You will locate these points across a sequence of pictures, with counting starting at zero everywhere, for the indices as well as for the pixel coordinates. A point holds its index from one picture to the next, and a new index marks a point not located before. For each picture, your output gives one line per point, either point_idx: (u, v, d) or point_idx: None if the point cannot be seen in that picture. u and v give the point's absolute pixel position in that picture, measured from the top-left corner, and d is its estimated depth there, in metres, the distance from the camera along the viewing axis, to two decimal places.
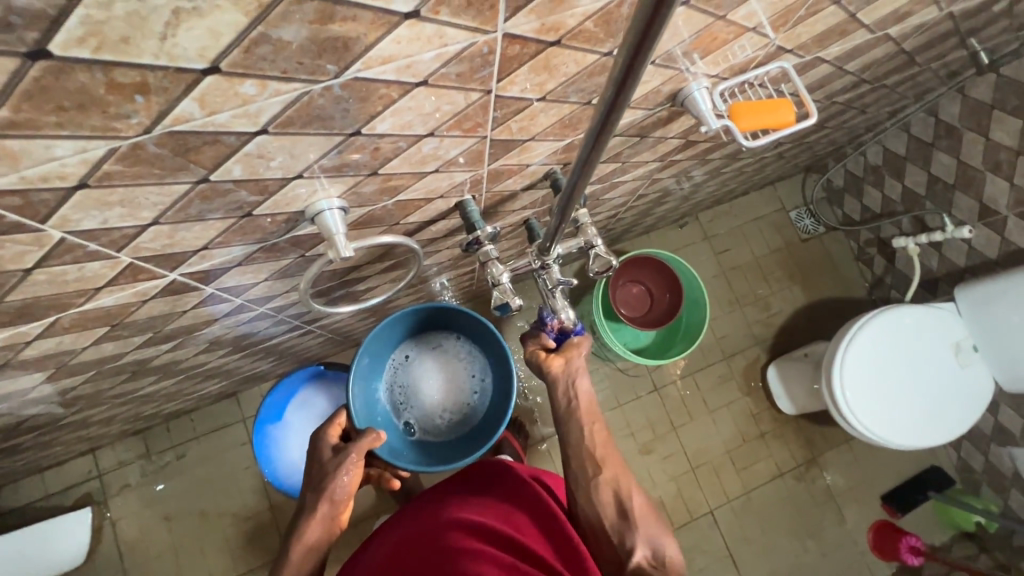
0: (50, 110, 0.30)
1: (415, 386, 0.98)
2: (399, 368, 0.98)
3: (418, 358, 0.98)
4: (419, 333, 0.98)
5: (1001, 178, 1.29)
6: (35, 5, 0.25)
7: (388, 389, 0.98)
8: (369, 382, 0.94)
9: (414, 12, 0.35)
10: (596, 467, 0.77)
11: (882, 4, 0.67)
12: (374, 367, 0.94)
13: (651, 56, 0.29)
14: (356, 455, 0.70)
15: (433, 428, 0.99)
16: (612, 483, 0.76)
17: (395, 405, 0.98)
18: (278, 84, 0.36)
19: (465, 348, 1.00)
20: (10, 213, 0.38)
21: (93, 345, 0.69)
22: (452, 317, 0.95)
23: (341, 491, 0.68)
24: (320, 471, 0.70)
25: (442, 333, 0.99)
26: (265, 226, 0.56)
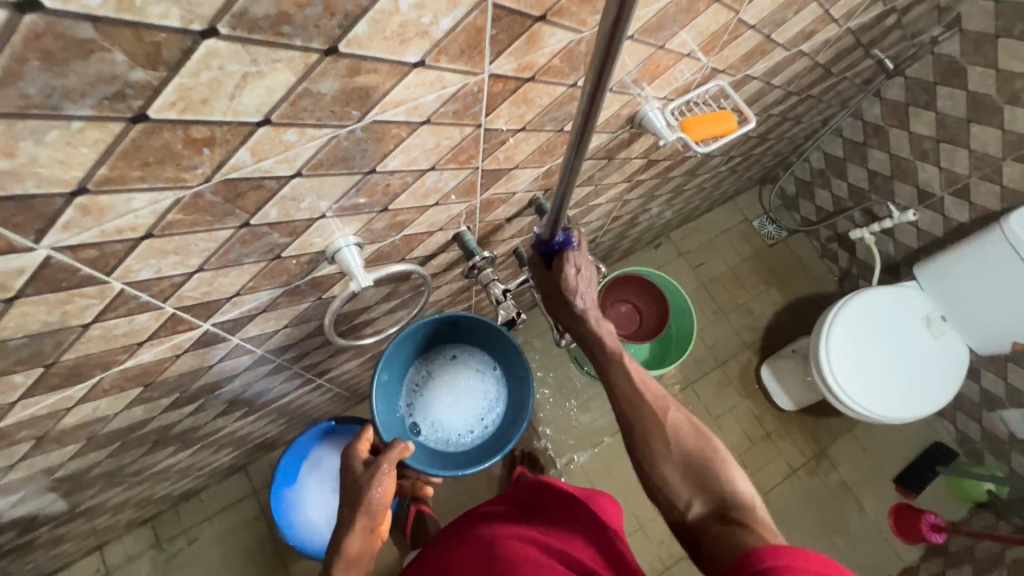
0: (137, 166, 0.37)
1: (440, 387, 1.01)
2: (438, 363, 1.03)
3: (458, 365, 1.03)
4: (471, 345, 1.03)
5: (930, 164, 1.44)
6: (145, 79, 0.32)
7: (421, 368, 1.02)
8: (415, 350, 0.99)
9: (421, 61, 0.43)
10: (645, 413, 0.65)
11: (790, 25, 0.80)
12: (416, 349, 1.00)
13: (615, 64, 0.37)
14: (387, 466, 0.70)
15: (428, 429, 1.00)
16: (671, 429, 0.64)
17: (415, 384, 1.01)
18: (314, 131, 0.43)
19: (496, 380, 1.04)
20: (85, 266, 0.43)
21: (124, 410, 0.73)
22: (500, 345, 1.00)
23: (378, 501, 0.68)
24: (355, 485, 0.70)
25: (485, 359, 1.04)
26: (291, 268, 0.63)
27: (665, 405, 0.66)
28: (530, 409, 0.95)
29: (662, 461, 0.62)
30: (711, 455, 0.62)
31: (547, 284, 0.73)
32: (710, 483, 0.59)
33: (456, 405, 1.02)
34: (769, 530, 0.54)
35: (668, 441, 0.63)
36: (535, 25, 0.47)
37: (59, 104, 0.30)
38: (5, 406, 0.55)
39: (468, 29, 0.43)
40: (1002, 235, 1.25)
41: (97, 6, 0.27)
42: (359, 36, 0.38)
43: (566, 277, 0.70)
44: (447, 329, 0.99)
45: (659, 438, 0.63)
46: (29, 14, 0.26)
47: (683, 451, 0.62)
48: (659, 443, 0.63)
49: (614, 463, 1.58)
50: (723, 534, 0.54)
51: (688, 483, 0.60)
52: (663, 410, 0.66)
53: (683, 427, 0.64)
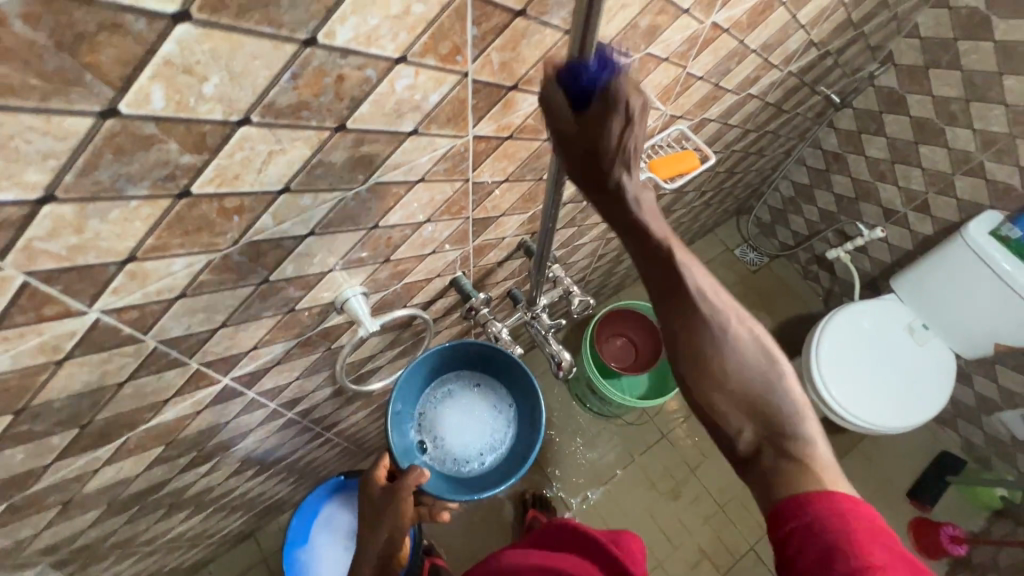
0: (179, 235, 0.44)
1: (454, 411, 1.02)
2: (459, 387, 1.04)
3: (479, 395, 1.04)
4: (494, 380, 1.05)
5: (890, 184, 1.54)
6: (192, 162, 0.39)
7: (445, 384, 1.03)
8: (447, 365, 1.00)
9: (414, 129, 0.51)
10: (701, 333, 0.53)
11: (735, 73, 0.90)
12: (443, 370, 1.01)
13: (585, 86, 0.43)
14: (406, 494, 0.80)
15: (430, 444, 1.00)
16: (733, 356, 0.53)
17: (434, 396, 1.02)
18: (326, 194, 0.50)
19: (507, 420, 1.05)
20: (126, 327, 0.49)
21: (145, 471, 0.75)
22: (520, 387, 1.02)
23: (398, 524, 0.80)
24: (378, 507, 0.82)
25: (502, 397, 1.05)
26: (304, 320, 0.68)
27: (727, 319, 0.54)
28: (535, 455, 0.95)
29: (719, 389, 0.53)
30: (772, 380, 0.54)
31: (571, 145, 0.42)
32: (771, 415, 0.53)
33: (463, 433, 1.02)
34: (827, 473, 0.52)
35: (726, 367, 0.53)
36: (509, 93, 0.55)
37: (122, 187, 0.37)
38: (39, 468, 0.59)
39: (453, 102, 0.51)
40: (964, 242, 1.33)
41: (160, 109, 0.34)
42: (363, 114, 0.45)
43: (611, 131, 0.40)
44: (477, 358, 1.00)
45: (718, 365, 0.53)
46: (110, 119, 0.33)
47: (738, 375, 0.53)
48: (716, 371, 0.53)
49: (626, 499, 1.57)
50: (779, 471, 0.52)
51: (744, 411, 0.53)
52: (724, 327, 0.53)
53: (745, 349, 0.54)
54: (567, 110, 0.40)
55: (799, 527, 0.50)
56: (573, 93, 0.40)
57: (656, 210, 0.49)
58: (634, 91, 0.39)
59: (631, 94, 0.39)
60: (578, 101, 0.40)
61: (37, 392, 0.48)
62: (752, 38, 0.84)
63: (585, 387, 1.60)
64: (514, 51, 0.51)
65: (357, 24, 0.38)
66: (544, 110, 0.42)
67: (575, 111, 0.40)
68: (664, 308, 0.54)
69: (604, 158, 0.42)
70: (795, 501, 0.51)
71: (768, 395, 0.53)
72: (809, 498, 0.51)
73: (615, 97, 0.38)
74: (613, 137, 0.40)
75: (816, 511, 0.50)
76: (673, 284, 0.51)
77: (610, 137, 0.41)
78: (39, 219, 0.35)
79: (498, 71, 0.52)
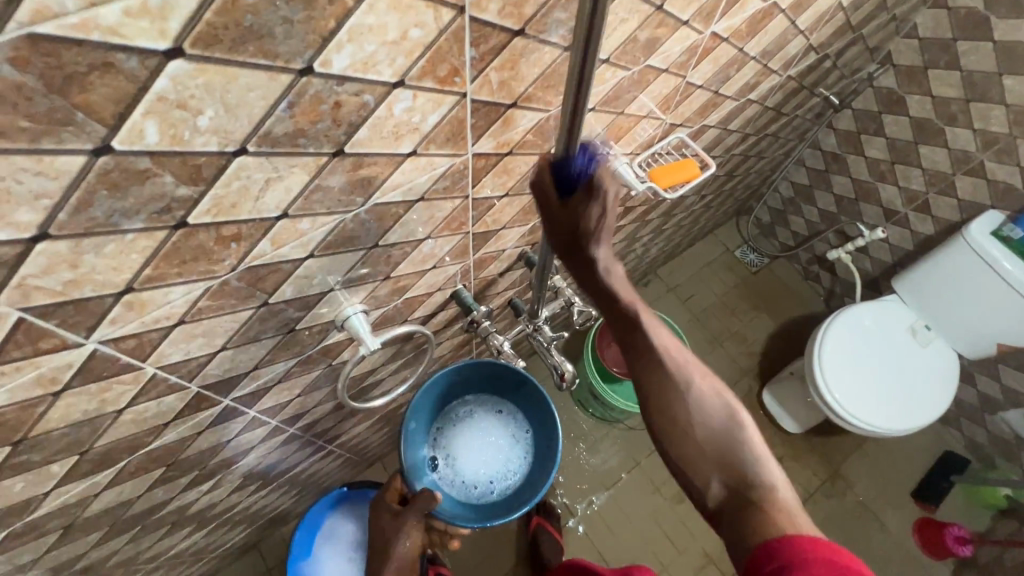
0: (176, 265, 0.43)
1: (470, 433, 1.04)
2: (477, 410, 1.05)
3: (497, 421, 1.05)
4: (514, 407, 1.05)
5: (890, 184, 1.54)
6: (188, 194, 0.38)
7: (465, 406, 1.05)
8: (468, 387, 1.03)
9: (413, 150, 0.50)
10: (669, 388, 0.62)
11: (734, 80, 0.89)
12: (463, 391, 1.03)
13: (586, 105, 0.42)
14: None
15: (444, 464, 1.02)
16: (696, 404, 0.61)
17: (453, 417, 1.04)
18: (325, 218, 0.50)
19: (523, 449, 1.04)
20: (124, 356, 0.48)
21: (146, 492, 0.75)
22: (536, 416, 1.01)
23: (406, 548, 0.87)
24: None
25: (520, 425, 1.05)
26: (305, 338, 0.68)
27: (689, 374, 0.63)
28: (542, 486, 0.93)
29: (684, 438, 0.60)
30: (734, 429, 0.60)
31: (559, 225, 0.53)
32: (736, 462, 0.58)
33: (477, 455, 1.03)
34: (787, 514, 0.55)
35: (691, 417, 0.61)
36: (508, 111, 0.55)
37: (117, 221, 0.36)
38: (40, 496, 0.58)
39: (452, 121, 0.50)
40: (966, 243, 1.33)
41: (154, 143, 0.33)
42: (361, 138, 0.45)
43: (590, 212, 0.50)
44: (496, 382, 1.01)
45: (683, 416, 0.61)
46: (103, 157, 0.32)
47: (699, 423, 0.60)
48: (682, 422, 0.61)
49: (630, 504, 1.57)
50: (746, 519, 0.55)
51: (710, 460, 0.59)
52: (688, 381, 0.62)
53: (707, 399, 0.61)
54: (554, 196, 0.50)
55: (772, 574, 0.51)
56: (559, 182, 0.49)
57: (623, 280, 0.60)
58: (609, 179, 0.49)
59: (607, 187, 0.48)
60: (562, 185, 0.50)
61: (35, 423, 0.48)
62: (752, 45, 0.83)
63: (587, 393, 1.59)
64: (513, 70, 0.50)
65: (353, 51, 0.37)
66: (535, 189, 0.51)
67: (562, 198, 0.50)
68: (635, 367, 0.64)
69: (585, 237, 0.53)
70: (764, 546, 0.53)
71: (729, 443, 0.59)
72: (779, 541, 0.52)
73: (596, 183, 0.48)
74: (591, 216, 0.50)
75: (782, 551, 0.51)
76: (639, 344, 0.63)
77: (589, 217, 0.51)
78: (33, 256, 0.34)
79: (497, 89, 0.51)
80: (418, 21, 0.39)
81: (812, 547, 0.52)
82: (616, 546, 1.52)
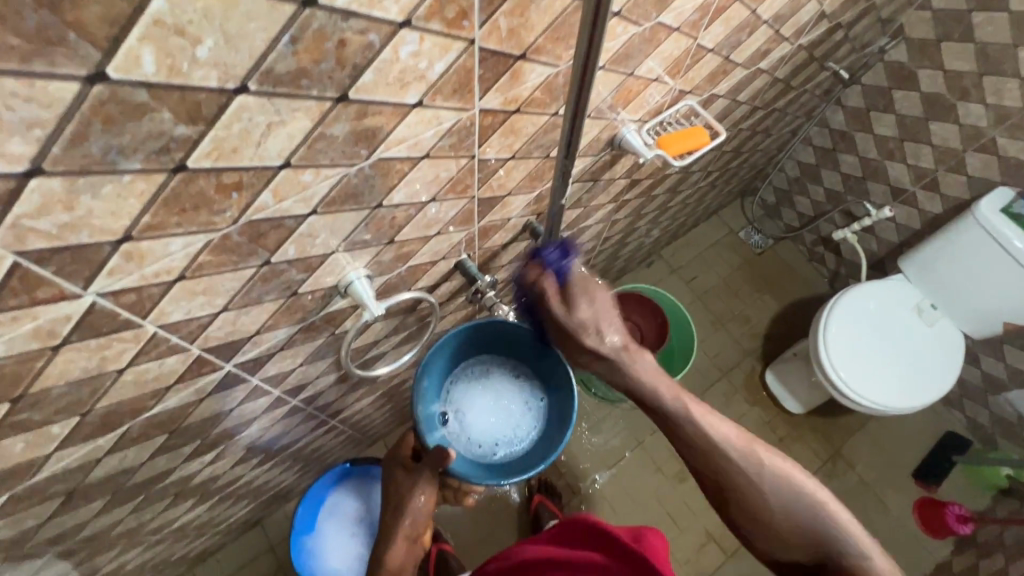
0: (176, 213, 0.42)
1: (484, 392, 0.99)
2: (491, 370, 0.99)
3: (514, 383, 1.00)
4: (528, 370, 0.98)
5: (898, 162, 1.52)
6: (187, 134, 0.37)
7: (483, 364, 1.00)
8: (488, 344, 0.97)
9: (419, 101, 0.48)
10: (735, 478, 0.62)
11: (745, 46, 0.87)
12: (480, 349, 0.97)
13: (604, 24, 0.41)
14: (428, 477, 0.81)
15: (454, 419, 0.97)
16: (760, 486, 0.60)
17: (468, 373, 0.99)
18: (328, 170, 0.48)
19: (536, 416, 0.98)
20: (123, 311, 0.47)
21: (149, 460, 0.74)
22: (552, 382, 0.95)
23: (421, 509, 0.80)
24: (400, 491, 0.82)
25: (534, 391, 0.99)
26: (307, 304, 0.66)
27: (751, 454, 0.62)
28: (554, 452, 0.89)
29: (759, 524, 0.60)
30: (802, 498, 0.59)
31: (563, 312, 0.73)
32: (812, 532, 0.58)
33: (488, 414, 0.98)
34: None
35: (765, 502, 0.60)
36: (517, 63, 0.53)
37: (114, 160, 0.35)
38: (41, 458, 0.57)
39: (460, 71, 0.49)
40: (975, 220, 1.31)
41: (151, 74, 0.32)
42: (366, 83, 0.43)
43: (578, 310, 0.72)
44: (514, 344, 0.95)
45: (750, 499, 0.60)
46: (97, 85, 0.31)
47: (774, 507, 0.59)
48: (751, 508, 0.60)
49: (632, 483, 1.57)
50: None
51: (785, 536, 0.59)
52: (745, 460, 0.62)
53: (770, 474, 0.61)
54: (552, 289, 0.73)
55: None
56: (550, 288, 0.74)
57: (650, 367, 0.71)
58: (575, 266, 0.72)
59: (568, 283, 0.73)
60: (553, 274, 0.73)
61: (34, 379, 0.47)
62: (765, 7, 0.81)
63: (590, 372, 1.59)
64: (522, 17, 0.48)
65: None
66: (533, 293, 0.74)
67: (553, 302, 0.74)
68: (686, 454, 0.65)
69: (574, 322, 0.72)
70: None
71: (808, 518, 0.58)
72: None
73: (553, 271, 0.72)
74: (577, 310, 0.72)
75: None
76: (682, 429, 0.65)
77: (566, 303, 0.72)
78: (27, 194, 0.33)
79: (506, 37, 0.49)
80: None
81: None
82: (618, 524, 1.52)
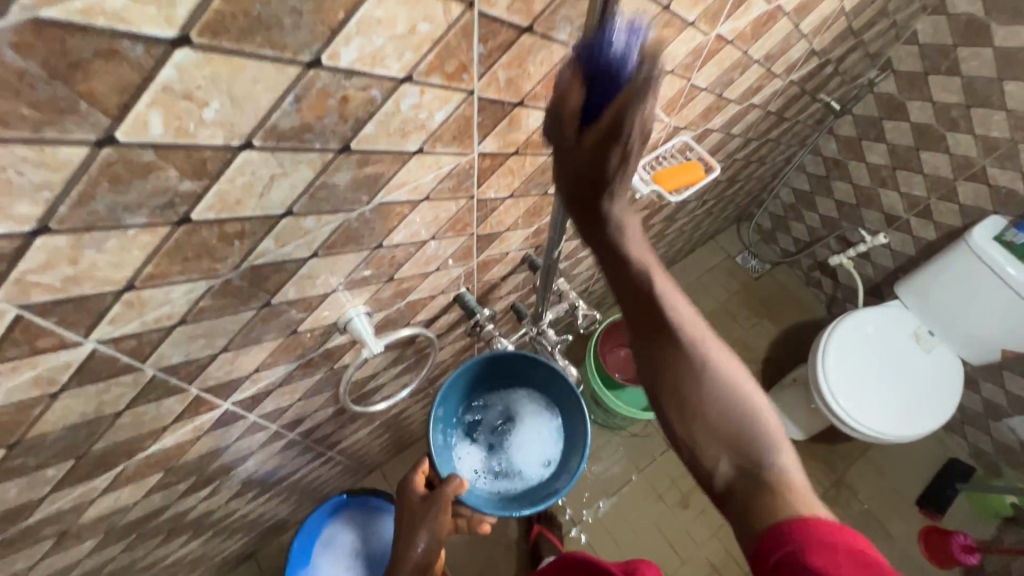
0: (178, 262, 0.42)
1: (506, 421, 0.99)
2: (516, 397, 0.99)
3: (523, 441, 0.98)
4: (542, 394, 0.98)
5: (891, 190, 1.54)
6: (192, 189, 0.37)
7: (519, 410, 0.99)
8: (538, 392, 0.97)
9: (419, 148, 0.49)
10: (682, 360, 0.53)
11: (737, 84, 0.90)
12: (524, 376, 0.96)
13: None
14: (443, 503, 0.78)
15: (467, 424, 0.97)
16: (712, 385, 0.52)
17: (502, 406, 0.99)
18: (329, 217, 0.49)
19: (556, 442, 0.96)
20: (123, 356, 0.47)
21: (143, 499, 0.74)
22: (576, 426, 0.93)
23: (434, 535, 0.78)
24: (414, 517, 0.79)
25: (547, 415, 0.98)
26: (307, 341, 0.67)
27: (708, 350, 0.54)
28: (575, 474, 0.86)
29: (696, 422, 0.52)
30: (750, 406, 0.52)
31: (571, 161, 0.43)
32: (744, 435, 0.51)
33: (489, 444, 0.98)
34: (806, 502, 0.47)
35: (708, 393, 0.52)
36: (515, 110, 0.54)
37: (119, 216, 0.36)
38: (35, 501, 0.57)
39: (459, 120, 0.50)
40: (968, 248, 1.33)
41: (158, 136, 0.33)
42: (368, 134, 0.44)
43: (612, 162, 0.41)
44: (556, 391, 0.94)
45: (695, 398, 0.52)
46: (105, 148, 0.31)
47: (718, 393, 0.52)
48: (687, 397, 0.53)
49: (634, 512, 1.55)
50: (753, 504, 0.48)
51: (720, 442, 0.51)
52: (702, 356, 0.53)
53: (726, 377, 0.53)
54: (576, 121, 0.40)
55: (787, 556, 0.44)
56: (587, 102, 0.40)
57: (641, 239, 0.51)
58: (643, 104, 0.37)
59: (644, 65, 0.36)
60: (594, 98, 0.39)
61: (31, 425, 0.47)
62: (756, 48, 0.83)
63: (589, 400, 1.57)
64: (520, 68, 0.50)
65: (362, 44, 0.37)
66: (550, 114, 0.42)
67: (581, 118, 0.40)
68: (641, 336, 0.55)
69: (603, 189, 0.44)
70: (774, 531, 0.45)
71: (746, 416, 0.52)
72: (794, 524, 0.45)
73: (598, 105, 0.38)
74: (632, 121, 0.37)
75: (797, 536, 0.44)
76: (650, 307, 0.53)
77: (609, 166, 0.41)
78: (32, 251, 0.34)
79: (504, 87, 0.50)
80: (427, 15, 0.38)
81: (831, 541, 0.44)
82: (619, 555, 1.49)
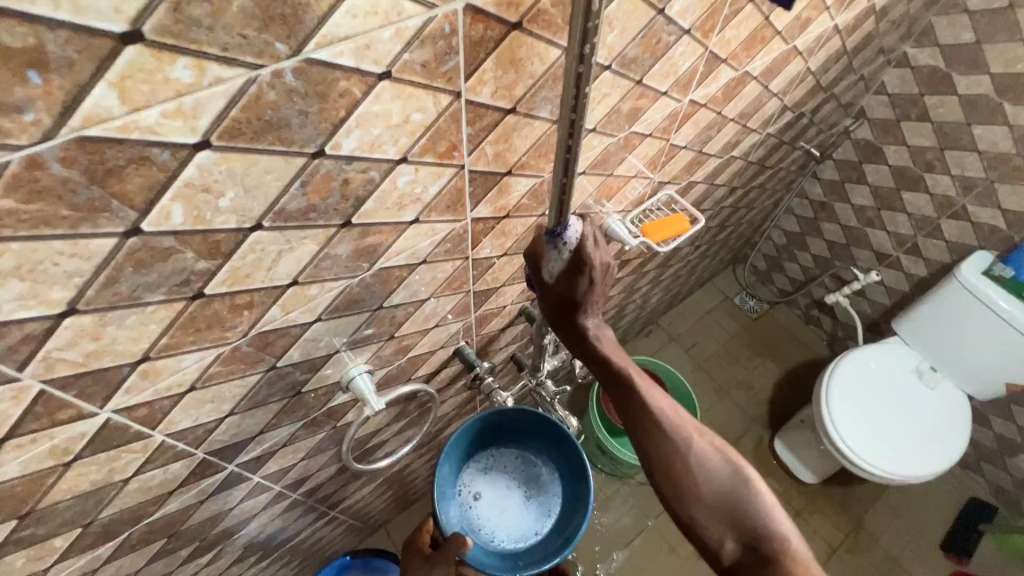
0: (190, 333, 0.45)
1: (520, 486, 0.97)
2: (545, 476, 0.97)
3: (515, 514, 0.94)
4: (564, 494, 0.95)
5: (878, 230, 1.59)
6: (208, 267, 0.41)
7: (536, 490, 0.96)
8: (565, 490, 0.95)
9: (416, 218, 0.53)
10: (672, 444, 0.62)
11: (715, 140, 0.95)
12: (566, 466, 0.95)
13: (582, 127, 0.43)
14: (446, 563, 0.76)
15: (498, 454, 0.98)
16: (704, 467, 0.61)
17: (531, 474, 0.97)
18: (332, 284, 0.53)
19: (556, 515, 0.94)
20: (135, 424, 0.49)
21: (145, 567, 0.73)
22: (563, 540, 0.89)
23: None
24: None
25: (558, 501, 0.95)
26: (311, 401, 0.69)
27: (693, 438, 0.62)
28: (574, 539, 0.85)
29: (696, 504, 0.60)
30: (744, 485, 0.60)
31: (550, 293, 0.61)
32: (741, 514, 0.58)
33: (494, 484, 0.96)
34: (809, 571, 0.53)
35: (698, 477, 0.60)
36: (503, 179, 0.59)
37: (140, 295, 0.39)
38: (39, 573, 0.57)
39: (452, 191, 0.54)
40: (959, 283, 1.35)
41: (179, 224, 0.37)
42: (368, 210, 0.48)
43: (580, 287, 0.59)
44: (577, 500, 0.92)
45: (691, 484, 0.60)
46: (133, 237, 0.35)
47: (708, 475, 0.60)
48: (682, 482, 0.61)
49: (648, 566, 1.50)
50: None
51: (719, 522, 0.59)
52: (690, 443, 0.62)
53: (713, 460, 0.61)
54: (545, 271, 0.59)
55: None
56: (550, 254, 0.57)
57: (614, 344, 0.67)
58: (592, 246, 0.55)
59: (594, 249, 0.56)
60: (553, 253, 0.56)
61: (44, 494, 0.48)
62: (729, 109, 0.89)
63: (594, 448, 1.55)
64: (507, 143, 0.54)
65: (361, 134, 0.41)
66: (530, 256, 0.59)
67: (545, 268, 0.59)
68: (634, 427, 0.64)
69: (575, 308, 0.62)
70: None
71: (742, 497, 0.59)
72: None
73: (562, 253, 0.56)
74: (590, 257, 0.55)
75: None
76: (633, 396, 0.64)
77: (580, 288, 0.59)
78: (59, 331, 0.37)
79: (492, 160, 0.55)
80: (419, 106, 0.43)
81: None
82: None
